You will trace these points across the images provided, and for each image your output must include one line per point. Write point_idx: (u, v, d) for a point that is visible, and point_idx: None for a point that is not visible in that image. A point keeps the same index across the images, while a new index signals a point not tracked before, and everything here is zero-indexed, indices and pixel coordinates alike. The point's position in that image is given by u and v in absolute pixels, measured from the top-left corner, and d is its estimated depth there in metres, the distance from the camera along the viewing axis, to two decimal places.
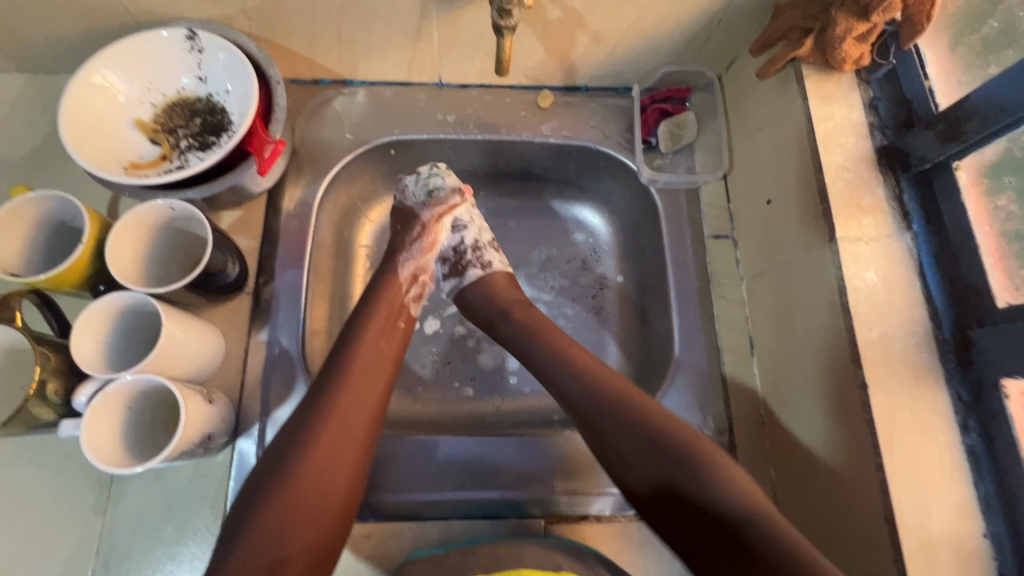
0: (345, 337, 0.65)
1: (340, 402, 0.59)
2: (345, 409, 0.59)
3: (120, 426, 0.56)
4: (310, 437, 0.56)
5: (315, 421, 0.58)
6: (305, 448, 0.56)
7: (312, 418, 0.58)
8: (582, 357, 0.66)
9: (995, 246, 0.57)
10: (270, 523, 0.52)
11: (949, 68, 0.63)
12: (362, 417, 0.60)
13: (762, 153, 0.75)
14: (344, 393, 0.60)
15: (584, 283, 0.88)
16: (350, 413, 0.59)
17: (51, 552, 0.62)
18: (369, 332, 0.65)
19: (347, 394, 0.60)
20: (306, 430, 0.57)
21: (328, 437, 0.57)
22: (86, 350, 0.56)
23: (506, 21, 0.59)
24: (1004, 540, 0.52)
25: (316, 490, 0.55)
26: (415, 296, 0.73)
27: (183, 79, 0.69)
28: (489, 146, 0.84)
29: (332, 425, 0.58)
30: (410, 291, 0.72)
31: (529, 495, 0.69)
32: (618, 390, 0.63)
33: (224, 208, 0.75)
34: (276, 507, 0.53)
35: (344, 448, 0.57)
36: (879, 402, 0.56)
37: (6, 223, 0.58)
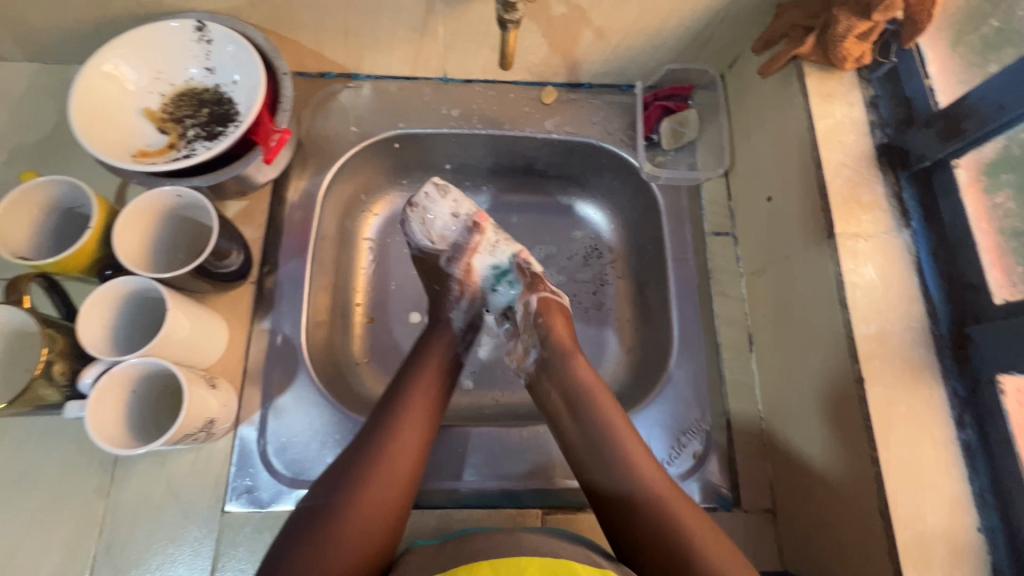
0: (405, 372, 0.66)
1: (398, 433, 0.60)
2: (401, 441, 0.59)
3: (124, 408, 0.56)
4: (372, 460, 0.57)
5: (378, 444, 0.59)
6: (361, 481, 0.56)
7: (374, 443, 0.59)
8: (593, 396, 0.64)
9: (992, 243, 0.58)
10: (332, 539, 0.52)
11: (949, 67, 0.64)
12: (418, 446, 0.60)
13: (763, 151, 0.75)
14: (405, 430, 0.60)
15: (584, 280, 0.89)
16: (405, 446, 0.59)
17: (54, 532, 0.63)
18: (426, 369, 0.67)
19: (407, 421, 0.61)
20: (360, 460, 0.57)
21: (382, 468, 0.57)
22: (92, 333, 0.57)
23: (510, 15, 0.60)
24: (997, 534, 0.53)
25: (372, 517, 0.54)
26: (468, 342, 0.74)
27: (191, 69, 0.70)
28: (492, 142, 0.85)
29: (391, 452, 0.58)
30: (466, 338, 0.74)
31: (525, 486, 0.70)
32: (635, 457, 0.59)
33: (230, 198, 0.76)
34: (339, 527, 0.52)
35: (400, 474, 0.58)
36: (876, 396, 0.56)
37: (16, 207, 0.59)
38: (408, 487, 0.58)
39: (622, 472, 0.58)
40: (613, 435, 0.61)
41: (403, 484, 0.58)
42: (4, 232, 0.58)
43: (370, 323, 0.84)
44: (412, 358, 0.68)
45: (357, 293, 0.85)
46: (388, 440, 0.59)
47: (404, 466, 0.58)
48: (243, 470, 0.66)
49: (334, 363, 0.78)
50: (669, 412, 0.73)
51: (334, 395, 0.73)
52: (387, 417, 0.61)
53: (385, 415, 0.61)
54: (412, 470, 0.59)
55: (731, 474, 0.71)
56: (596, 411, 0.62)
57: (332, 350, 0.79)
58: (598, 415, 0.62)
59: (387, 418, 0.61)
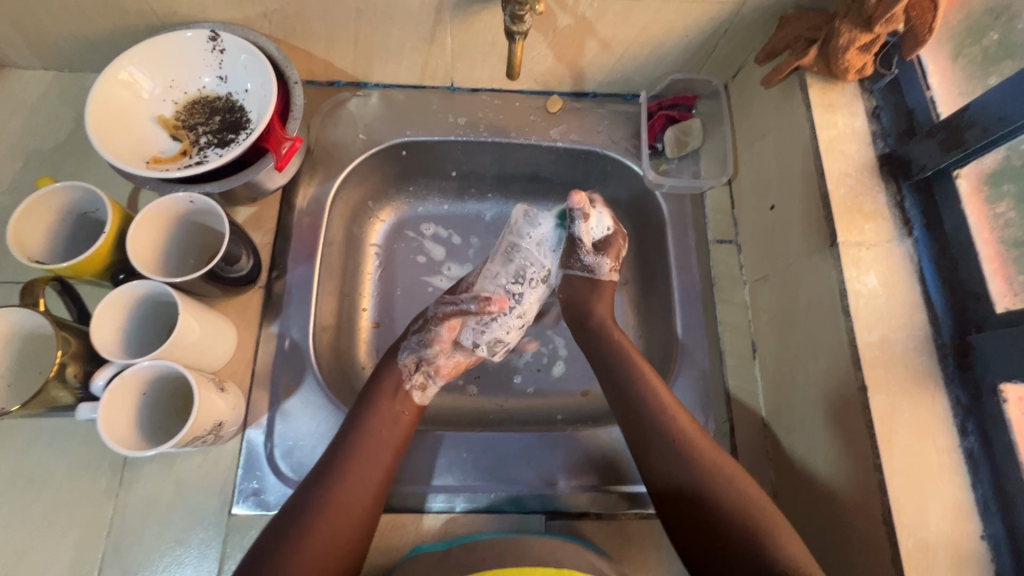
0: (351, 414, 0.66)
1: (340, 481, 0.60)
2: (344, 488, 0.60)
3: (135, 410, 0.57)
4: (311, 516, 0.58)
5: (348, 448, 0.63)
6: (303, 532, 0.57)
7: (345, 446, 0.63)
8: (641, 370, 0.68)
9: (994, 253, 0.58)
10: (307, 538, 0.57)
11: (950, 79, 0.65)
12: (387, 450, 0.64)
13: (766, 160, 0.76)
14: (348, 476, 0.61)
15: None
16: (349, 493, 0.60)
17: (64, 533, 0.63)
18: (371, 408, 0.66)
19: (375, 427, 0.65)
20: (303, 512, 0.58)
21: (326, 517, 0.58)
22: (105, 337, 0.57)
23: (518, 27, 0.61)
24: (1001, 541, 0.53)
25: (344, 514, 0.59)
26: (420, 385, 0.71)
27: (204, 78, 0.72)
28: (498, 150, 0.86)
29: (359, 457, 0.62)
30: (413, 381, 0.71)
31: (531, 491, 0.69)
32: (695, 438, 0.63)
33: (240, 204, 0.77)
34: (312, 528, 0.57)
35: (367, 477, 0.62)
36: (879, 404, 0.57)
37: (32, 212, 0.60)
38: (378, 485, 0.62)
39: (683, 456, 0.62)
40: (673, 423, 0.64)
41: (372, 484, 0.61)
42: (21, 236, 0.60)
43: (375, 327, 0.85)
44: (359, 399, 0.68)
45: (363, 299, 0.86)
46: (358, 445, 0.63)
47: (374, 467, 0.62)
48: (251, 474, 0.67)
49: (340, 367, 0.79)
50: None
51: (341, 399, 0.74)
52: (354, 424, 0.65)
53: (356, 421, 0.65)
54: (382, 471, 0.63)
55: None
56: (654, 398, 0.66)
57: (338, 355, 0.80)
58: (657, 400, 0.66)
59: (357, 422, 0.65)
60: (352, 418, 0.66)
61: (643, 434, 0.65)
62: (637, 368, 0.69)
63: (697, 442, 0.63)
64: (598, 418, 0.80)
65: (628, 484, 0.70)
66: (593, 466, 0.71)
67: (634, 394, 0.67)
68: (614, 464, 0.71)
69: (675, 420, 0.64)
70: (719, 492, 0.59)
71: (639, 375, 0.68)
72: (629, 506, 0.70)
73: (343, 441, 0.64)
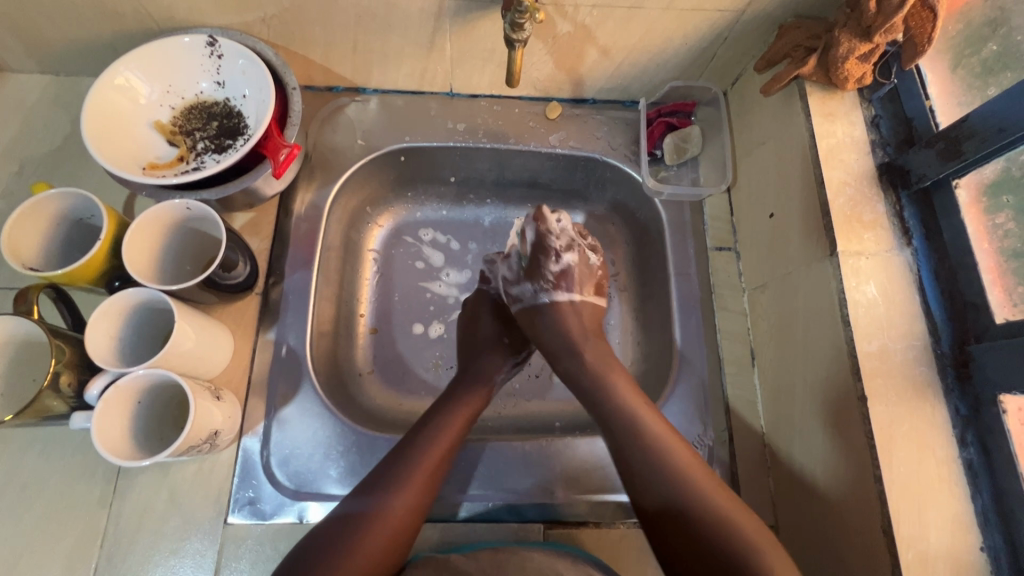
0: (427, 419, 0.67)
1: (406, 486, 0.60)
2: (408, 493, 0.60)
3: (129, 419, 0.57)
4: (373, 518, 0.57)
5: (418, 456, 0.62)
6: (362, 534, 0.56)
7: (416, 454, 0.63)
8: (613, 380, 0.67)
9: (993, 263, 0.58)
10: (362, 541, 0.56)
11: (948, 89, 0.65)
12: (448, 465, 0.64)
13: (765, 167, 0.76)
14: (412, 483, 0.60)
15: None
16: (412, 499, 0.60)
17: (56, 542, 0.62)
18: (450, 420, 0.67)
19: (448, 441, 0.65)
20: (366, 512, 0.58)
21: (385, 522, 0.58)
22: (99, 346, 0.57)
23: (518, 35, 0.61)
24: (1000, 553, 0.53)
25: (401, 522, 0.58)
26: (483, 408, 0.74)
27: (201, 83, 0.71)
28: (497, 156, 0.86)
29: (428, 468, 0.62)
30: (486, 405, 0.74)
31: (529, 499, 0.69)
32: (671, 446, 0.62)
33: (237, 210, 0.77)
34: (368, 534, 0.56)
35: (428, 490, 0.61)
36: (878, 415, 0.57)
37: (26, 219, 0.59)
38: (428, 499, 0.62)
39: (673, 483, 0.59)
40: (662, 446, 0.62)
41: (429, 494, 0.61)
42: (16, 243, 0.59)
43: (373, 334, 0.85)
44: (438, 407, 0.68)
45: (360, 305, 0.85)
46: (428, 454, 0.63)
47: (435, 481, 0.63)
48: (246, 482, 0.66)
49: (337, 374, 0.78)
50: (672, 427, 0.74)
51: (338, 407, 0.73)
52: (428, 432, 0.65)
53: (430, 430, 0.65)
54: (438, 486, 0.63)
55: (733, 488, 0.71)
56: (639, 423, 0.63)
57: (335, 361, 0.79)
58: (643, 425, 0.63)
59: (431, 432, 0.65)
60: (424, 426, 0.66)
61: (629, 461, 0.62)
62: (615, 396, 0.66)
63: (685, 466, 0.60)
64: (597, 426, 0.79)
65: (628, 493, 0.70)
66: (593, 475, 0.71)
67: (620, 422, 0.64)
68: (613, 472, 0.71)
69: (658, 442, 0.62)
70: (712, 519, 0.57)
71: (622, 405, 0.65)
72: (627, 516, 0.69)
73: (414, 448, 0.63)
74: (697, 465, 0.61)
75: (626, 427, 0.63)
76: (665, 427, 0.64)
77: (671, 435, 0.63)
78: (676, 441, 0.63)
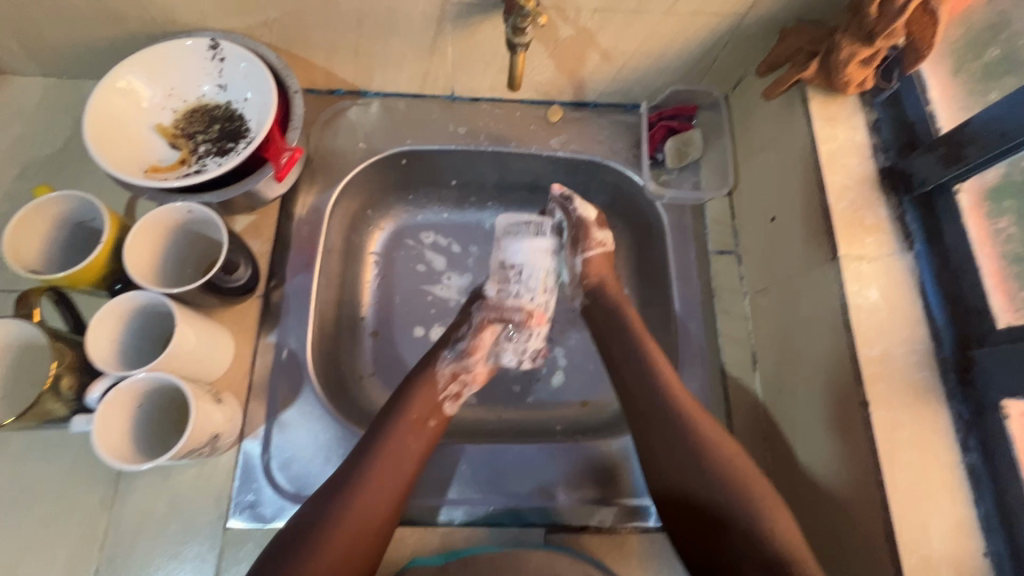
0: (377, 421, 0.64)
1: (360, 490, 0.59)
2: (364, 498, 0.58)
3: (130, 423, 0.57)
4: (328, 523, 0.56)
5: (369, 460, 0.60)
6: (322, 540, 0.55)
7: (367, 458, 0.61)
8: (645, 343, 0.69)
9: (995, 268, 0.58)
10: (316, 553, 0.54)
11: (950, 93, 0.65)
12: (409, 463, 0.62)
13: (767, 171, 0.76)
14: (366, 486, 0.59)
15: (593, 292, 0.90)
16: (369, 504, 0.58)
17: (56, 546, 0.62)
18: (399, 421, 0.64)
19: (400, 439, 0.63)
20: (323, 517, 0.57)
21: (346, 527, 0.56)
22: (101, 349, 0.57)
23: (519, 39, 0.61)
24: (1004, 559, 0.53)
25: (359, 531, 0.57)
26: (452, 395, 0.69)
27: (203, 86, 0.71)
28: (498, 159, 0.86)
29: (379, 471, 0.60)
30: (448, 391, 0.69)
31: (530, 503, 0.69)
32: (695, 414, 0.63)
33: (239, 212, 0.77)
34: (323, 545, 0.55)
35: (386, 492, 0.59)
36: (880, 419, 0.57)
37: (28, 222, 0.60)
38: (394, 503, 0.60)
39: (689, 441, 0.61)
40: (675, 400, 0.63)
41: (391, 497, 0.60)
42: (17, 247, 0.59)
43: (375, 337, 0.84)
44: (388, 407, 0.66)
45: (361, 307, 0.85)
46: (379, 458, 0.61)
47: (396, 481, 0.60)
48: (246, 486, 0.66)
49: (338, 377, 0.78)
50: None
51: (339, 410, 0.73)
52: (379, 433, 0.63)
53: (381, 430, 0.63)
54: (399, 488, 0.60)
55: None
56: (664, 386, 0.64)
57: (336, 365, 0.79)
58: (662, 383, 0.65)
59: (382, 432, 0.63)
60: (380, 424, 0.64)
61: (649, 413, 0.64)
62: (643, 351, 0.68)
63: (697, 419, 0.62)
64: (598, 430, 0.79)
65: (630, 497, 0.69)
66: (594, 478, 0.70)
67: (642, 386, 0.65)
68: (615, 476, 0.71)
69: (675, 397, 0.64)
70: (719, 475, 0.59)
71: (646, 364, 0.66)
72: (628, 520, 0.69)
73: (366, 452, 0.61)
74: (707, 419, 0.63)
75: (651, 386, 0.65)
76: (683, 391, 0.65)
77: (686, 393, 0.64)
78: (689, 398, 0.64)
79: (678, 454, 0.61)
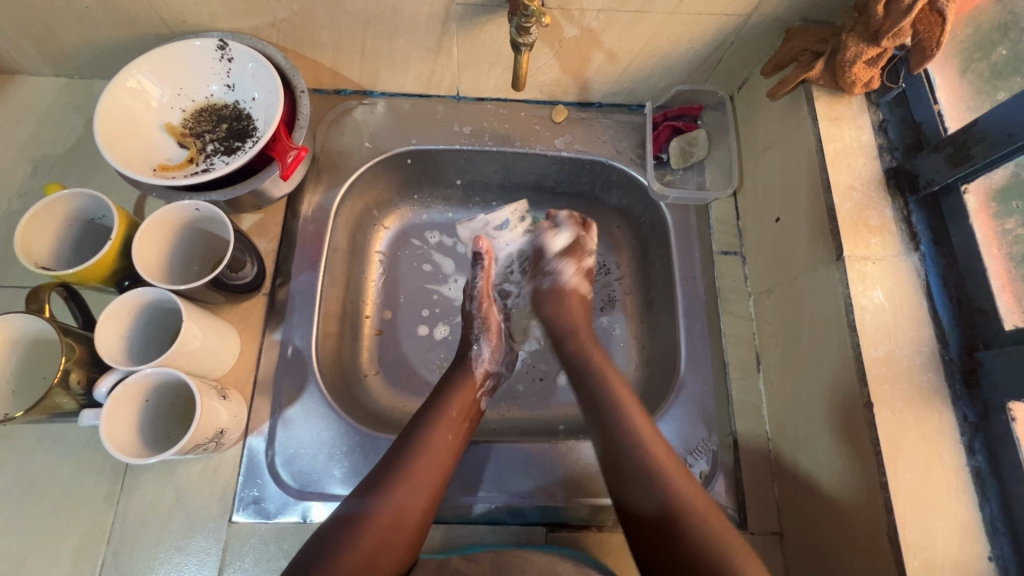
0: (418, 417, 0.66)
1: (401, 485, 0.59)
2: (405, 493, 0.59)
3: (137, 416, 0.57)
4: (369, 517, 0.57)
5: (411, 454, 0.62)
6: (361, 533, 0.56)
7: (409, 454, 0.62)
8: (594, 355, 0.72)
9: (1002, 268, 0.58)
10: (360, 542, 0.55)
11: (957, 94, 0.65)
12: (449, 455, 0.64)
13: (772, 171, 0.76)
14: (407, 482, 0.60)
15: (601, 291, 0.90)
16: (409, 498, 0.59)
17: (65, 537, 0.63)
18: (440, 418, 0.66)
19: (440, 431, 0.65)
20: (360, 511, 0.57)
21: (384, 522, 0.57)
22: (108, 344, 0.58)
23: (524, 39, 0.61)
24: (1010, 562, 0.52)
25: (400, 524, 0.58)
26: (486, 389, 0.73)
27: (212, 86, 0.72)
28: (503, 158, 0.86)
29: (422, 464, 0.62)
30: (483, 386, 0.73)
31: (532, 502, 0.69)
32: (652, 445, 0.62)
33: (245, 211, 0.78)
34: (362, 537, 0.56)
35: (427, 484, 0.61)
36: (884, 422, 0.56)
37: (39, 218, 0.60)
38: (433, 499, 0.61)
39: (657, 484, 0.59)
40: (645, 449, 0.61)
41: (428, 494, 0.61)
42: (28, 243, 0.60)
43: (379, 335, 0.85)
44: (427, 404, 0.68)
45: (366, 305, 0.86)
46: (420, 449, 0.63)
47: (434, 476, 0.62)
48: (251, 481, 0.67)
49: (342, 374, 0.79)
50: (676, 431, 0.73)
51: (344, 407, 0.73)
52: (419, 429, 0.64)
53: (418, 426, 0.65)
54: (439, 481, 0.62)
55: (737, 493, 0.71)
56: (631, 430, 0.63)
57: (340, 362, 0.79)
58: (630, 422, 0.64)
59: (420, 428, 0.65)
60: (417, 420, 0.66)
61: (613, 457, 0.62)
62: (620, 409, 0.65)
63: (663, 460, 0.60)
64: None
65: None
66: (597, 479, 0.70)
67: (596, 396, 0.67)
68: None
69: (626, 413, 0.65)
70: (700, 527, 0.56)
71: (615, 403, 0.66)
72: None
73: (405, 446, 0.63)
74: (675, 464, 0.61)
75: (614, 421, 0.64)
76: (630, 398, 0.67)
77: (644, 418, 0.64)
78: (651, 430, 0.64)
79: (652, 494, 0.59)
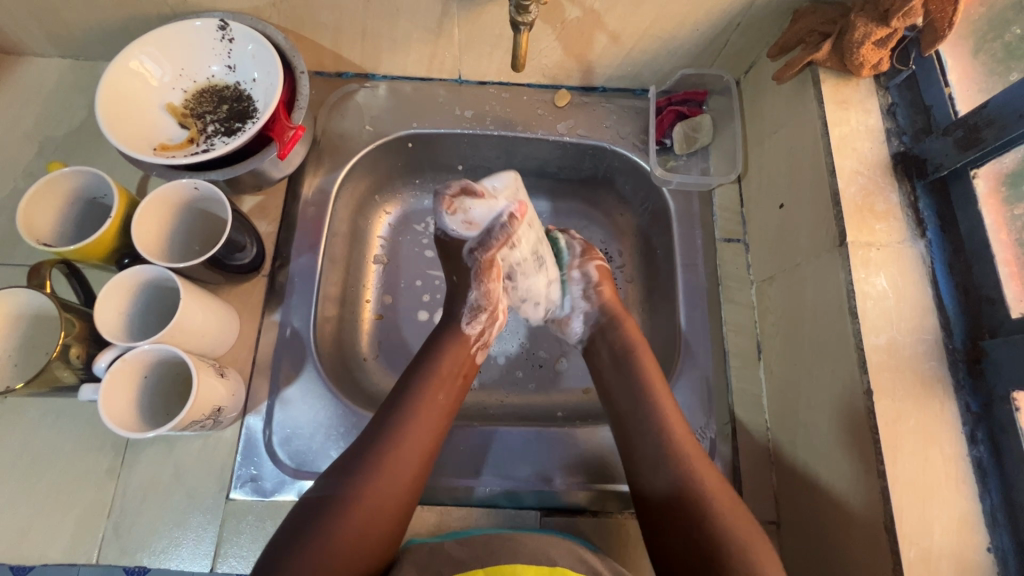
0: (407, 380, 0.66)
1: (393, 451, 0.60)
2: (398, 459, 0.59)
3: (135, 390, 0.58)
4: (361, 483, 0.57)
5: (400, 418, 0.62)
6: (354, 500, 0.56)
7: (402, 413, 0.62)
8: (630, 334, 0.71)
9: (1011, 255, 0.56)
10: (352, 511, 0.56)
11: (968, 75, 0.63)
12: (440, 417, 0.64)
13: (777, 157, 0.74)
14: (398, 447, 0.60)
15: None
16: (400, 465, 0.59)
17: (66, 510, 0.64)
18: (429, 381, 0.65)
19: (431, 394, 0.64)
20: (352, 478, 0.58)
21: (376, 488, 0.58)
22: (106, 318, 0.58)
23: (523, 18, 0.60)
24: (1008, 554, 0.51)
25: (388, 493, 0.58)
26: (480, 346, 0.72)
27: (213, 67, 0.72)
28: (504, 143, 0.85)
29: (411, 433, 0.61)
30: (478, 342, 0.71)
31: (528, 486, 0.69)
32: (664, 404, 0.64)
33: (246, 193, 0.78)
34: (354, 505, 0.56)
35: (418, 449, 0.61)
36: (883, 411, 0.55)
37: (41, 196, 0.61)
38: (424, 462, 0.62)
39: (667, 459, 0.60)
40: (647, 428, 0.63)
41: (420, 458, 0.61)
42: (31, 220, 0.61)
43: (379, 319, 0.85)
44: (416, 366, 0.67)
45: (366, 290, 0.86)
46: (410, 413, 0.62)
47: (425, 440, 0.62)
48: (249, 460, 0.67)
49: (341, 357, 0.79)
50: None
51: (341, 389, 0.74)
52: (406, 399, 0.63)
53: (407, 391, 0.64)
54: (430, 444, 0.62)
55: (735, 483, 0.70)
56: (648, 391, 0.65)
57: (339, 345, 0.79)
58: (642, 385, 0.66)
59: (408, 396, 0.64)
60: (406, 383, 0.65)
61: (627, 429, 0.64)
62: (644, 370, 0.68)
63: (674, 430, 0.62)
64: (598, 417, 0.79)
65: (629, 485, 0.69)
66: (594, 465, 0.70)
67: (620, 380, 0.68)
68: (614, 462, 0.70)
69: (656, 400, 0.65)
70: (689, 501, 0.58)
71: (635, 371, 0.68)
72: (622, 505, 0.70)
73: (395, 410, 0.62)
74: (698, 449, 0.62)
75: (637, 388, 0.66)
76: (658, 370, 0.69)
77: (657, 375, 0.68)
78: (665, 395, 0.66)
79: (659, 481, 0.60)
